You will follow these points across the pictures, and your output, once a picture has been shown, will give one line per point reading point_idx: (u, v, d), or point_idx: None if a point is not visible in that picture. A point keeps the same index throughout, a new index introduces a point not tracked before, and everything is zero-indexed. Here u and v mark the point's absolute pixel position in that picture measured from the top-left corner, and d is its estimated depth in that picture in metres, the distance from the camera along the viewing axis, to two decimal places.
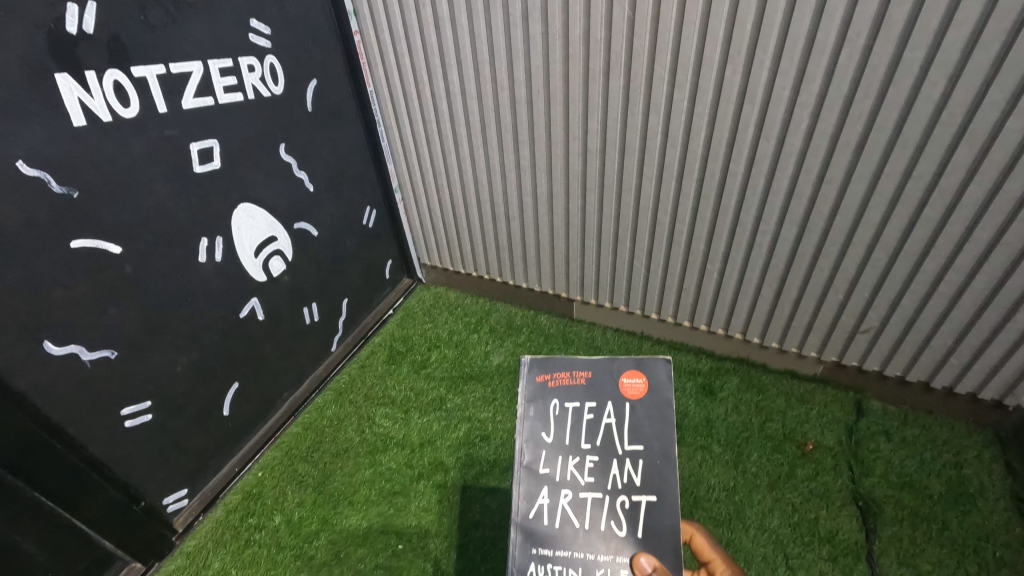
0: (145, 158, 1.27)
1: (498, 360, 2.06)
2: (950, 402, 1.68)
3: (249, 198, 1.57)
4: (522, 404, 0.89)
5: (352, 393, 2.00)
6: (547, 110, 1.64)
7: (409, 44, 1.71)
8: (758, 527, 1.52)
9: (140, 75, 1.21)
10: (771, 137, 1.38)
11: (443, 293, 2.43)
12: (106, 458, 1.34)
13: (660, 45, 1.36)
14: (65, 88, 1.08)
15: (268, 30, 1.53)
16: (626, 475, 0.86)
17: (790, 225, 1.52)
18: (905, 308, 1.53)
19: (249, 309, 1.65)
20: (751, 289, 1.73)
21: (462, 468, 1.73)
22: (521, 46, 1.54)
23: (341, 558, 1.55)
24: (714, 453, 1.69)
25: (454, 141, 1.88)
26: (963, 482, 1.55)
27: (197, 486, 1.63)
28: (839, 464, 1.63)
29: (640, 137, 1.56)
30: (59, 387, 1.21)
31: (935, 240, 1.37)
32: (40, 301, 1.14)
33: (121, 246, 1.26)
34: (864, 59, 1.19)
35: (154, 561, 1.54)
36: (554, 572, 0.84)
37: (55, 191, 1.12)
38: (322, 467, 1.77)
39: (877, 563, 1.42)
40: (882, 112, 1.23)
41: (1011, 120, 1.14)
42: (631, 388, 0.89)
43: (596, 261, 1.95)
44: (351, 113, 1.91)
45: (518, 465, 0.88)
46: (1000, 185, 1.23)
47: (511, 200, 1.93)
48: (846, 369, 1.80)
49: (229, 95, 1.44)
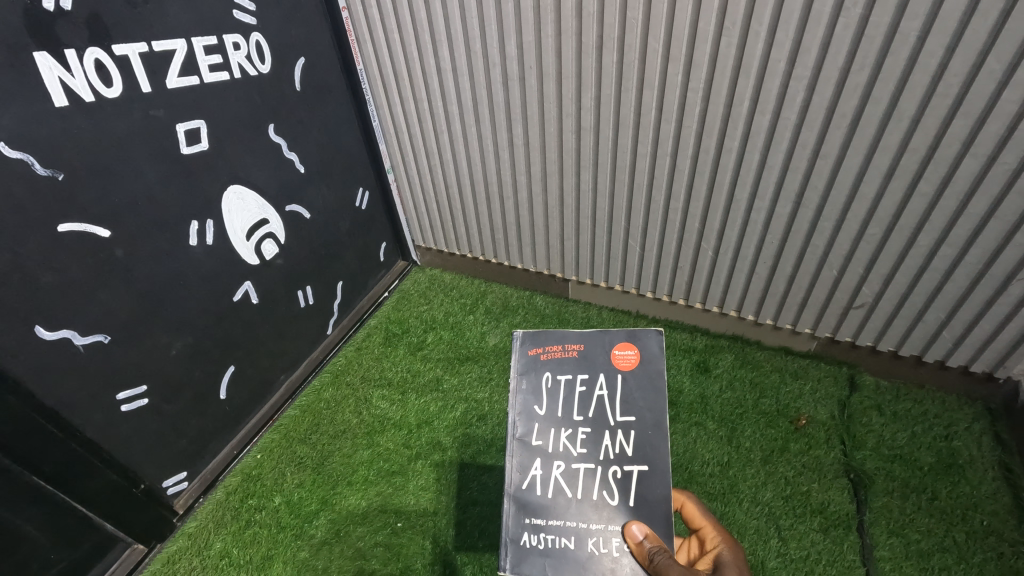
0: (131, 140, 1.25)
1: (494, 341, 2.07)
2: (941, 375, 1.70)
3: (239, 180, 1.56)
4: (515, 376, 0.91)
5: (348, 375, 2.01)
6: (540, 86, 1.61)
7: (398, 20, 1.68)
8: (751, 501, 1.54)
9: (122, 53, 1.18)
10: (766, 111, 1.36)
11: (438, 275, 2.43)
12: (104, 442, 1.34)
13: (653, 19, 1.33)
14: (44, 66, 1.06)
15: (253, 6, 1.49)
16: (618, 446, 0.87)
17: (785, 200, 1.51)
18: (898, 283, 1.53)
19: (242, 292, 1.65)
20: (746, 266, 1.73)
21: (459, 448, 1.74)
22: (513, 21, 1.51)
23: (340, 536, 1.57)
24: (709, 429, 1.71)
25: (446, 120, 1.85)
26: (953, 454, 1.57)
27: (197, 468, 1.65)
28: (831, 438, 1.65)
29: (635, 113, 1.54)
30: (52, 372, 1.20)
31: (929, 215, 1.37)
32: (30, 286, 1.13)
33: (110, 229, 1.25)
34: (860, 30, 1.17)
35: (156, 543, 1.55)
36: (547, 541, 0.85)
37: (39, 174, 1.10)
38: (320, 449, 1.78)
39: (868, 533, 1.45)
40: (878, 85, 1.22)
41: (1008, 91, 1.12)
42: (623, 359, 0.90)
43: (591, 240, 1.95)
44: (340, 93, 1.88)
45: (511, 437, 0.89)
46: (995, 157, 1.22)
47: (505, 179, 1.92)
48: (839, 344, 1.81)
49: (215, 74, 1.42)
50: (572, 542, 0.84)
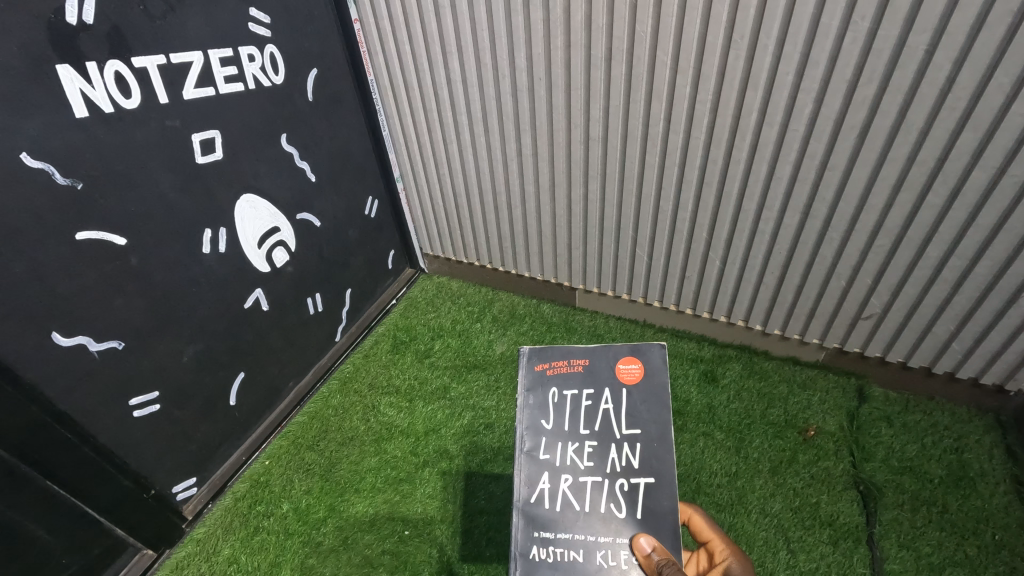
0: (148, 149, 1.27)
1: (501, 349, 2.08)
2: (951, 387, 1.69)
3: (252, 188, 1.58)
4: (522, 393, 0.91)
5: (356, 382, 2.02)
6: (548, 98, 1.63)
7: (409, 33, 1.71)
8: (760, 512, 1.53)
9: (140, 65, 1.21)
10: (775, 123, 1.37)
11: (446, 282, 2.44)
12: (116, 446, 1.36)
13: (662, 32, 1.35)
14: (66, 79, 1.08)
15: (267, 19, 1.52)
16: (624, 459, 0.88)
17: (793, 211, 1.52)
18: (907, 295, 1.53)
19: (253, 300, 1.66)
20: (754, 275, 1.74)
21: (467, 456, 1.75)
22: (523, 33, 1.53)
23: (348, 544, 1.57)
24: (717, 440, 1.71)
25: (456, 129, 1.87)
26: (964, 466, 1.56)
27: (206, 474, 1.66)
28: (840, 449, 1.64)
29: (643, 125, 1.56)
30: (68, 378, 1.22)
31: (938, 227, 1.37)
32: (50, 293, 1.15)
33: (126, 238, 1.27)
34: (869, 42, 1.18)
35: (165, 548, 1.56)
36: (556, 554, 0.85)
37: (59, 183, 1.12)
38: (328, 455, 1.79)
39: (878, 546, 1.43)
40: (886, 98, 1.23)
41: (1016, 105, 1.13)
42: (627, 373, 0.91)
43: (598, 250, 1.95)
44: (351, 103, 1.91)
45: (519, 451, 0.89)
46: (1004, 170, 1.22)
47: (512, 188, 1.93)
48: (848, 355, 1.80)
49: (229, 85, 1.44)
50: (580, 555, 0.84)
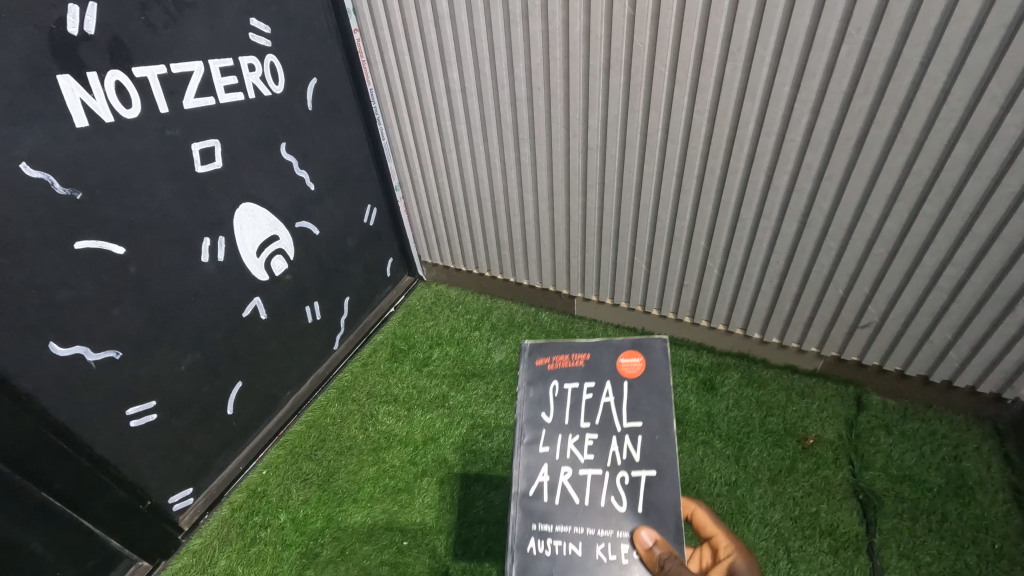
0: (148, 158, 1.27)
1: (500, 357, 2.07)
2: (949, 395, 1.70)
3: (251, 197, 1.58)
4: (522, 386, 0.92)
5: (354, 391, 2.01)
6: (547, 108, 1.64)
7: (409, 43, 1.72)
8: (760, 521, 1.53)
9: (141, 75, 1.21)
10: (772, 133, 1.39)
11: (444, 290, 2.44)
12: (113, 457, 1.35)
13: (660, 43, 1.37)
14: (67, 89, 1.08)
15: (268, 29, 1.53)
16: (625, 452, 0.87)
17: (790, 220, 1.53)
18: (904, 304, 1.53)
19: (252, 309, 1.66)
20: (752, 284, 1.74)
21: (466, 465, 1.74)
22: (522, 44, 1.55)
23: (345, 555, 1.56)
24: (716, 448, 1.71)
25: (455, 138, 1.88)
26: (962, 475, 1.56)
27: (203, 485, 1.64)
28: (839, 457, 1.64)
29: (641, 135, 1.57)
30: (65, 388, 1.21)
31: (934, 235, 1.38)
32: (48, 302, 1.15)
33: (124, 247, 1.26)
34: (864, 55, 1.20)
35: (160, 560, 1.54)
36: (554, 547, 0.84)
37: (58, 192, 1.12)
38: (326, 465, 1.78)
39: (878, 555, 1.43)
40: (882, 108, 1.24)
41: (1010, 116, 1.14)
42: (628, 367, 0.91)
43: (596, 258, 1.96)
44: (351, 112, 1.92)
45: (519, 442, 0.89)
46: (999, 180, 1.23)
47: (511, 196, 1.93)
48: (845, 363, 1.81)
49: (230, 95, 1.45)
50: (579, 549, 0.84)
